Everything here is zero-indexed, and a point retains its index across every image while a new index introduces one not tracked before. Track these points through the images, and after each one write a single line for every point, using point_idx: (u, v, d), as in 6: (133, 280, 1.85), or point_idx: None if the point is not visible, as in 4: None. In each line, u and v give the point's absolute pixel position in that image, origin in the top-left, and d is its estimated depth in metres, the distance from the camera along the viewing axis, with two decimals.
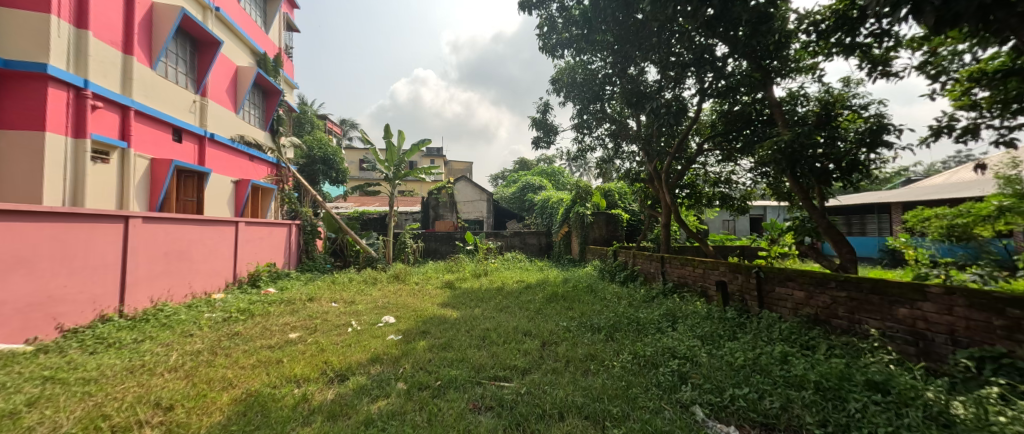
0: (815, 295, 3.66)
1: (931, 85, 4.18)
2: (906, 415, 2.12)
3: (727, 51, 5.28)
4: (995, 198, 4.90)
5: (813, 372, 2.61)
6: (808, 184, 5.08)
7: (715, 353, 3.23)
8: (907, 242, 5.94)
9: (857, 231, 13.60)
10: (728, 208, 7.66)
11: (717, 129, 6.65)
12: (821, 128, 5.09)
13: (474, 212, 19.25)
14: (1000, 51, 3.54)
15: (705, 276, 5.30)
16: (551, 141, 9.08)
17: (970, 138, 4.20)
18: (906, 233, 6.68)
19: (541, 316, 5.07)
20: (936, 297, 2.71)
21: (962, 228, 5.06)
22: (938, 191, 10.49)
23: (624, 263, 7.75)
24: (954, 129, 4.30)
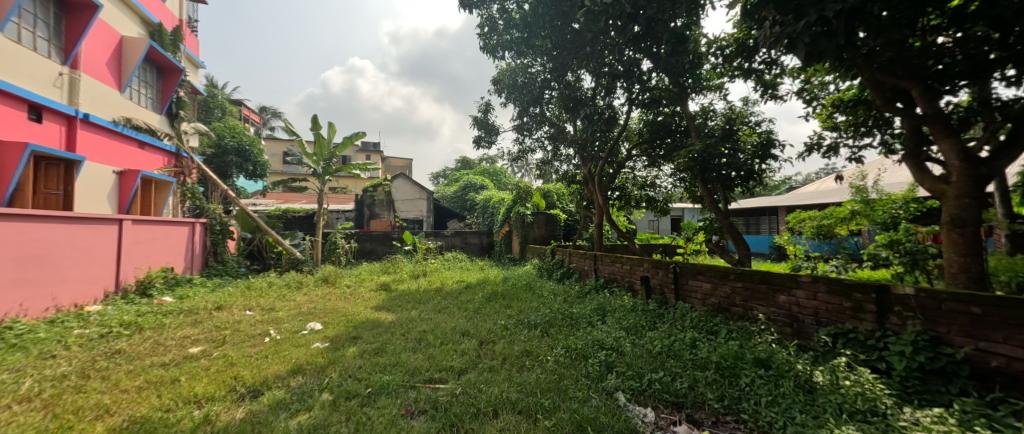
0: (718, 286, 4.16)
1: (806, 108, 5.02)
2: (782, 385, 2.53)
3: (651, 66, 5.83)
4: (849, 203, 6.05)
5: (715, 354, 2.98)
6: (715, 186, 5.88)
7: (637, 342, 3.53)
8: (789, 239, 7.00)
9: (754, 230, 15.76)
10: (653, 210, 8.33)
11: (643, 137, 7.23)
12: (726, 140, 5.79)
13: (412, 211, 18.59)
14: (853, 83, 4.36)
15: (631, 272, 5.74)
16: (491, 140, 9.12)
17: (833, 154, 5.11)
18: (790, 232, 7.91)
19: (479, 315, 5.08)
20: (806, 284, 3.27)
21: (828, 228, 6.13)
22: (811, 196, 12.53)
23: (560, 261, 8.07)
24: (822, 146, 5.20)
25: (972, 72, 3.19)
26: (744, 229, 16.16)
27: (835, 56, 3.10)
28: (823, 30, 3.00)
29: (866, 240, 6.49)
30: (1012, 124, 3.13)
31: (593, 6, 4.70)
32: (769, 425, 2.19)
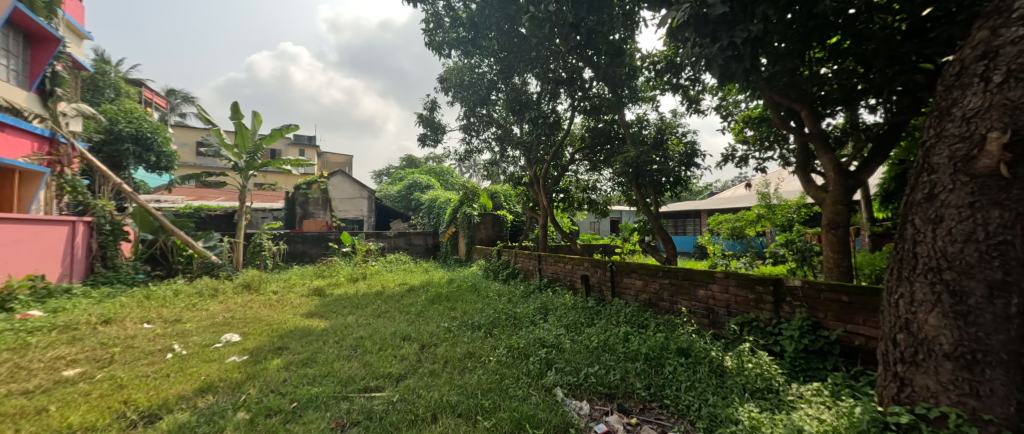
0: (648, 282, 4.50)
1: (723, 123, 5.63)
2: (699, 371, 2.81)
3: (592, 75, 6.15)
4: (756, 207, 6.91)
5: (644, 346, 3.22)
6: (648, 192, 6.39)
7: (575, 338, 3.68)
8: (709, 239, 7.80)
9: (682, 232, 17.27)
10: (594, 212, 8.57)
11: (584, 142, 7.56)
12: (657, 148, 6.28)
13: (351, 211, 17.41)
14: (758, 103, 4.98)
15: (572, 271, 5.97)
16: (438, 139, 8.92)
17: (744, 164, 5.78)
18: (710, 234, 8.80)
19: (422, 319, 4.94)
20: (719, 280, 3.66)
21: (739, 229, 6.95)
22: (727, 201, 14.02)
23: (506, 262, 8.15)
24: (735, 157, 5.87)
25: (846, 99, 3.82)
26: (673, 231, 17.59)
27: (743, 78, 3.53)
28: (733, 54, 3.38)
29: (769, 240, 7.45)
30: (872, 145, 3.80)
31: (537, 13, 4.83)
32: (687, 408, 2.42)
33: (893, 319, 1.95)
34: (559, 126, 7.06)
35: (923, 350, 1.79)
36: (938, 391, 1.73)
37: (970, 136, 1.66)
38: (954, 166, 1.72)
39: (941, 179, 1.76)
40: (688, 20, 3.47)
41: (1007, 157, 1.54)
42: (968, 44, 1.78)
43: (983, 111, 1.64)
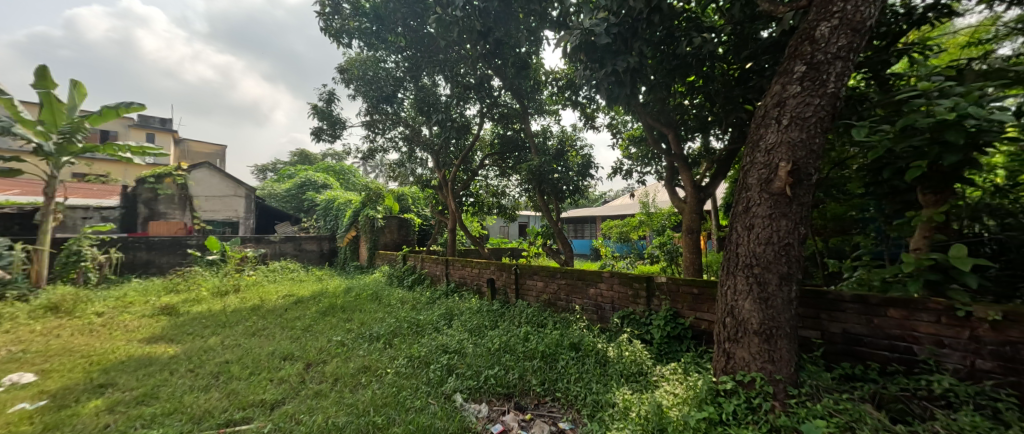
0: (548, 283, 4.80)
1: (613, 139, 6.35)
2: (586, 362, 3.10)
3: (500, 85, 6.36)
4: (639, 215, 7.92)
5: (542, 344, 3.41)
6: (551, 198, 6.90)
7: (479, 342, 3.71)
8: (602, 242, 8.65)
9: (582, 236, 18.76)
10: (502, 217, 8.60)
11: (493, 148, 7.69)
12: (557, 158, 6.75)
13: (219, 212, 14.45)
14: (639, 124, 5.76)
15: (479, 275, 6.00)
16: (336, 135, 8.12)
17: (629, 177, 6.60)
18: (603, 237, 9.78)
19: (309, 334, 4.40)
20: (606, 279, 4.10)
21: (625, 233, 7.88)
22: (618, 209, 15.72)
23: (412, 267, 7.79)
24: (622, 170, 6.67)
25: (701, 127, 4.67)
26: (573, 235, 18.96)
27: (625, 102, 4.04)
28: (616, 80, 3.85)
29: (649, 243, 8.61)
30: (717, 166, 4.73)
31: (444, 16, 4.79)
32: (575, 398, 2.65)
33: (722, 306, 2.42)
34: (470, 132, 7.07)
35: (741, 330, 2.26)
36: (750, 360, 2.21)
37: (770, 163, 2.19)
38: (760, 186, 2.23)
39: (753, 196, 2.26)
40: (581, 45, 3.85)
41: (790, 181, 2.10)
42: (768, 94, 2.35)
43: (777, 145, 2.18)
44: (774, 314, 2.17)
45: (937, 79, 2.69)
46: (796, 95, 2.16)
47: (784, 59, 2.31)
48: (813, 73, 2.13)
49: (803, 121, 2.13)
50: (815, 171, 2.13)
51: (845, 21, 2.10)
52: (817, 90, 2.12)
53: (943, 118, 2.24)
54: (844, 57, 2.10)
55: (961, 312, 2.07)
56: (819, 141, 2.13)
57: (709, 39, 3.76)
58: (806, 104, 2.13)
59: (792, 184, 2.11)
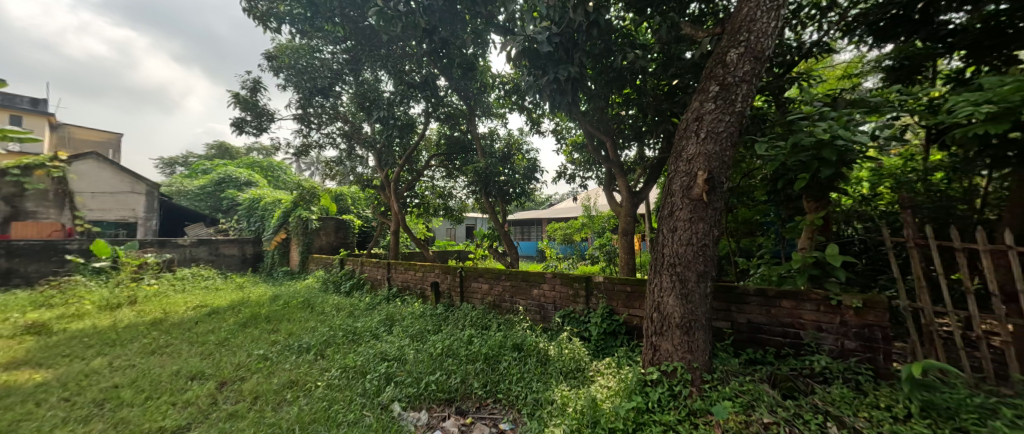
0: (493, 285, 4.80)
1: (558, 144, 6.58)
2: (528, 362, 3.16)
3: (447, 85, 6.27)
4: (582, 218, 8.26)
5: (485, 346, 3.40)
6: (498, 199, 6.95)
7: (421, 347, 3.59)
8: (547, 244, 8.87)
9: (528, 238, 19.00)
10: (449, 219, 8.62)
11: (439, 149, 7.53)
12: (502, 161, 6.80)
13: (109, 212, 12.22)
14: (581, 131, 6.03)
15: (423, 279, 5.82)
16: (263, 127, 7.38)
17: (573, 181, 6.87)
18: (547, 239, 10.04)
19: (225, 348, 3.93)
20: (549, 279, 4.21)
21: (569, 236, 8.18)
22: (563, 212, 16.23)
23: (350, 271, 7.32)
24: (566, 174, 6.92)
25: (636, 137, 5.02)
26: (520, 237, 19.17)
27: (567, 110, 4.21)
28: (558, 88, 4.01)
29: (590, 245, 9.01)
30: (649, 173, 5.12)
31: (386, 9, 4.60)
32: (516, 398, 2.68)
33: (650, 302, 2.61)
34: (414, 131, 6.85)
35: (665, 323, 2.46)
36: (672, 351, 2.42)
37: (690, 172, 2.42)
38: (682, 192, 2.45)
39: (676, 200, 2.48)
40: (525, 51, 3.94)
41: (706, 188, 2.34)
42: (689, 108, 2.60)
43: (695, 156, 2.42)
44: (693, 307, 2.39)
45: (819, 105, 3.19)
46: (711, 112, 2.42)
47: (702, 79, 2.58)
48: (724, 93, 2.41)
49: (717, 135, 2.39)
50: (726, 179, 2.40)
51: (749, 50, 2.40)
52: (728, 108, 2.39)
53: (822, 138, 2.67)
54: (748, 81, 2.40)
55: (834, 301, 2.48)
56: (729, 154, 2.41)
57: (642, 55, 4.06)
58: (719, 120, 2.39)
59: (708, 191, 2.36)
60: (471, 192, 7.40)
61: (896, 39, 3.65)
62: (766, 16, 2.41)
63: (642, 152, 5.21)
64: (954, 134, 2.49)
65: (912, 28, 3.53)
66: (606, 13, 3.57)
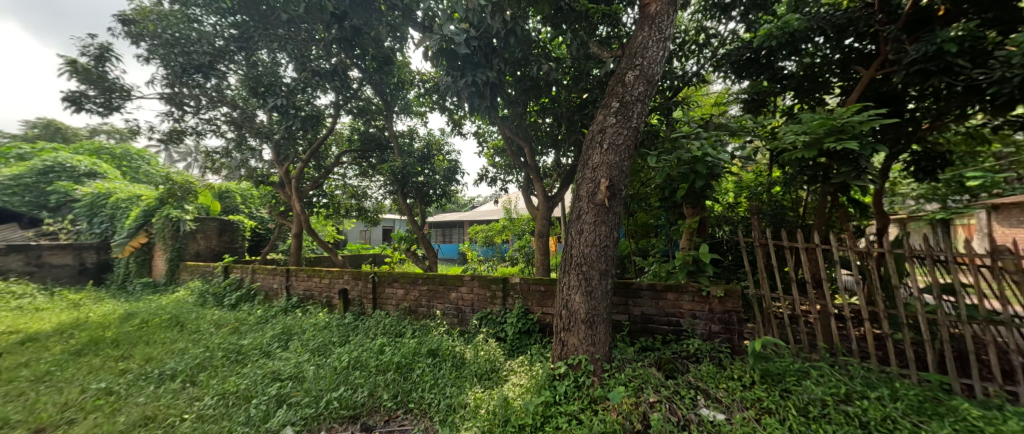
0: (409, 291, 4.58)
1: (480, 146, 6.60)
2: (442, 367, 3.09)
3: (359, 77, 5.77)
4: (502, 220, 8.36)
5: (397, 355, 3.23)
6: (416, 200, 6.69)
7: (324, 361, 3.26)
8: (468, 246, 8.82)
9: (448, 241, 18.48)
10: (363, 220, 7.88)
11: (351, 145, 6.91)
12: (421, 161, 6.55)
13: None
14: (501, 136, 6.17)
15: (330, 286, 5.29)
16: (113, 105, 6.00)
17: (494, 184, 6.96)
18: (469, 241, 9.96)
19: (47, 385, 3.05)
20: (467, 282, 4.18)
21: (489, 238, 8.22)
22: (484, 214, 16.23)
23: (237, 281, 6.31)
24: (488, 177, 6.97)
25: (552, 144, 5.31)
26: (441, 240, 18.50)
27: (486, 113, 4.24)
28: (476, 91, 4.03)
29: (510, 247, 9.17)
30: (564, 179, 5.45)
31: None
32: (429, 406, 2.60)
33: (559, 300, 2.76)
34: (321, 125, 6.19)
35: (572, 320, 2.63)
36: (578, 345, 2.60)
37: (595, 179, 2.64)
38: (588, 197, 2.66)
39: (582, 205, 2.68)
40: (442, 51, 3.88)
41: (607, 194, 2.58)
42: (595, 121, 2.83)
43: (599, 165, 2.65)
44: (595, 304, 2.61)
45: (696, 126, 3.76)
46: (613, 126, 2.67)
47: (605, 94, 2.84)
48: (623, 109, 2.68)
49: (617, 147, 2.65)
50: (624, 187, 2.68)
51: (643, 74, 2.72)
52: (626, 124, 2.67)
53: (698, 154, 3.17)
54: (642, 101, 2.71)
55: (705, 292, 2.95)
56: (627, 164, 2.68)
57: (555, 68, 4.31)
58: (619, 134, 2.66)
59: (609, 197, 2.60)
60: (387, 193, 6.97)
61: (751, 77, 4.57)
62: (656, 45, 2.76)
63: (557, 159, 5.52)
64: (786, 156, 3.17)
65: (761, 70, 4.44)
66: (522, 24, 3.71)
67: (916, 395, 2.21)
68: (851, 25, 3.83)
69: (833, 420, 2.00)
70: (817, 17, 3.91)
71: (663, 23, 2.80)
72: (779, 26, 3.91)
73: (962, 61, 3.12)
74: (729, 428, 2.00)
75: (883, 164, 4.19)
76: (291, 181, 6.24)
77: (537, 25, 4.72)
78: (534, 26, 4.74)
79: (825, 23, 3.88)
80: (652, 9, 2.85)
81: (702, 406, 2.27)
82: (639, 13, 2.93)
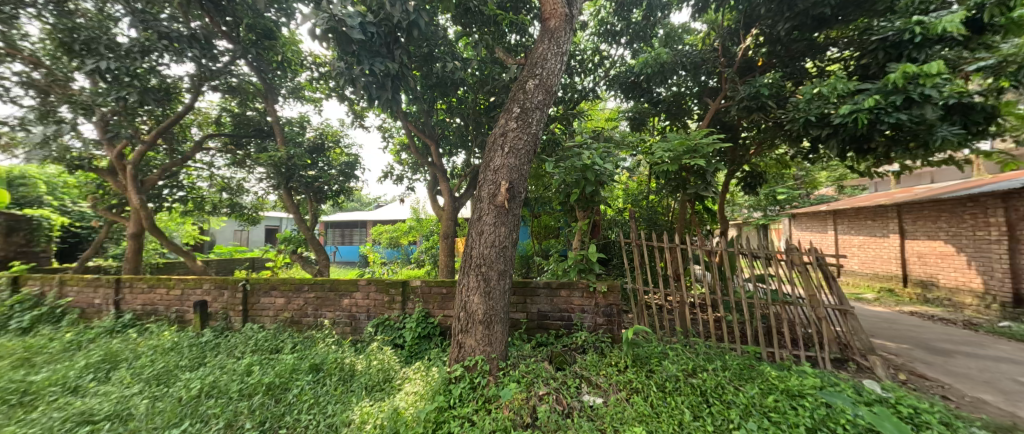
0: (291, 299, 4.00)
1: (384, 141, 6.19)
2: (326, 383, 2.78)
3: (229, 48, 4.58)
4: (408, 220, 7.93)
5: (269, 374, 2.79)
6: (305, 196, 5.92)
7: (164, 391, 2.63)
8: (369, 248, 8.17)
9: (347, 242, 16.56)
10: (236, 217, 6.46)
11: (220, 129, 5.60)
12: (312, 153, 5.81)
13: None
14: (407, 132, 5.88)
15: (182, 299, 4.31)
16: None
17: (399, 182, 6.59)
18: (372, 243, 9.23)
19: None
20: (362, 287, 3.83)
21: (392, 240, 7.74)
22: (390, 213, 15.18)
23: (32, 296, 4.70)
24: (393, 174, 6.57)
25: (461, 143, 5.29)
26: (338, 240, 16.62)
27: (386, 106, 3.97)
28: (375, 82, 3.72)
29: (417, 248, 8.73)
30: (471, 179, 5.45)
31: None
32: (305, 429, 2.30)
33: (457, 303, 2.73)
34: (176, 101, 4.78)
35: (469, 321, 2.63)
36: (474, 346, 2.61)
37: (496, 181, 2.69)
38: (489, 198, 2.69)
39: (484, 206, 2.70)
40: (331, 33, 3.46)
41: (507, 196, 2.64)
42: (497, 123, 2.88)
43: (500, 167, 2.70)
44: (493, 304, 2.64)
45: (588, 137, 4.16)
46: (514, 130, 2.76)
47: (507, 99, 2.92)
48: (524, 115, 2.79)
49: (517, 151, 2.73)
50: (524, 190, 2.77)
51: (542, 83, 2.87)
52: (526, 129, 2.77)
53: (589, 163, 3.49)
54: (541, 109, 2.85)
55: (592, 288, 3.25)
56: (527, 167, 2.78)
57: (461, 68, 4.26)
58: (519, 138, 2.75)
59: (509, 199, 2.66)
60: (269, 187, 5.92)
61: (634, 98, 5.28)
62: (554, 58, 2.94)
63: (468, 160, 5.49)
64: (657, 168, 3.71)
65: (642, 93, 5.19)
66: (425, 17, 3.58)
67: (739, 364, 2.78)
68: (704, 63, 4.70)
69: (683, 392, 2.39)
70: (681, 54, 4.69)
71: (560, 39, 3.00)
72: (653, 56, 4.56)
73: (772, 102, 4.06)
74: (604, 410, 2.24)
75: (725, 180, 5.21)
76: (132, 167, 4.59)
77: (446, 22, 4.63)
78: (443, 23, 4.65)
79: (686, 59, 4.68)
80: (551, 24, 3.03)
81: (584, 393, 2.49)
82: (540, 26, 3.09)
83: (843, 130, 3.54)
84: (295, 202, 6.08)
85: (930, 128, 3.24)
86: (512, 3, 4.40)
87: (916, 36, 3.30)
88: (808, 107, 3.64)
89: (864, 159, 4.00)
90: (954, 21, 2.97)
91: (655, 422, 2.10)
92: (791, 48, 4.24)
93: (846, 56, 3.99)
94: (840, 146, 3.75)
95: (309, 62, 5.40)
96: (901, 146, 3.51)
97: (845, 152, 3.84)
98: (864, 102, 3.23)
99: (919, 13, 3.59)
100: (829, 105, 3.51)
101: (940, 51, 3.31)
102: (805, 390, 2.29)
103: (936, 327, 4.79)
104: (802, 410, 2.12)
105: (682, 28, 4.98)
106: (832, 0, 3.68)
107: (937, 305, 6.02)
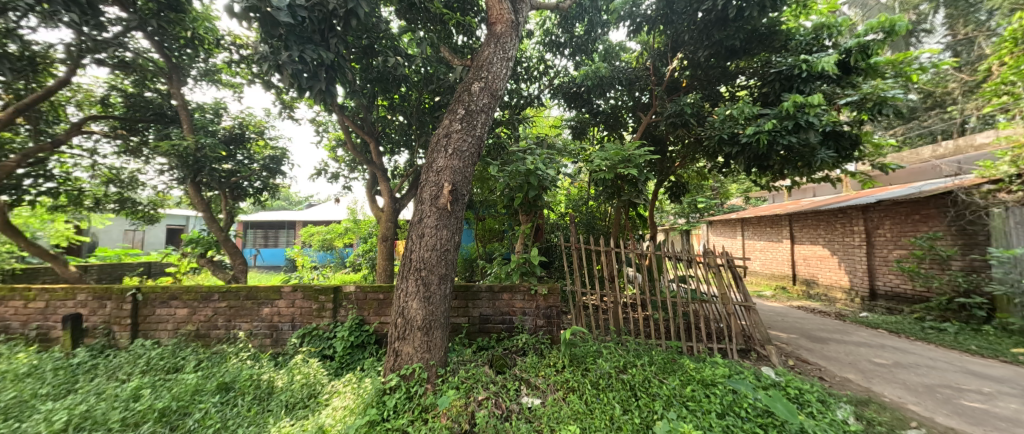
0: (197, 310, 3.49)
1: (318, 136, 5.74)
2: (237, 404, 2.47)
3: (121, 17, 3.84)
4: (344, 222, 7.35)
5: (163, 398, 2.40)
6: (219, 192, 5.24)
7: (14, 428, 2.12)
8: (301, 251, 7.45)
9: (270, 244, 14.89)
10: (126, 213, 5.49)
11: (107, 111, 4.72)
12: (228, 144, 5.17)
13: None
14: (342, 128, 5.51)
15: (46, 313, 3.54)
16: None
17: (335, 180, 6.15)
18: (302, 246, 8.43)
19: None
20: (286, 294, 3.48)
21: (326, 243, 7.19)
22: (323, 214, 13.98)
23: None
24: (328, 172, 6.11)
25: (404, 140, 5.16)
26: (260, 243, 14.87)
27: (319, 98, 3.67)
28: (305, 72, 3.42)
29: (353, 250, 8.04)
30: (413, 180, 5.32)
31: None
32: None
33: (394, 309, 2.60)
34: (43, 74, 3.89)
35: (407, 328, 2.52)
36: (413, 354, 2.50)
37: (438, 183, 2.62)
38: (431, 200, 2.61)
39: (425, 208, 2.61)
40: (255, 13, 3.10)
41: (450, 199, 2.59)
42: (443, 123, 2.81)
43: (443, 169, 2.64)
44: (433, 309, 2.56)
45: (531, 143, 4.28)
46: (458, 131, 2.72)
47: (452, 100, 2.87)
48: (468, 117, 2.76)
49: (461, 153, 2.68)
50: (467, 192, 2.72)
51: (488, 86, 2.87)
52: (471, 131, 2.74)
53: (532, 167, 3.57)
54: (486, 112, 2.82)
55: (533, 290, 3.31)
56: (471, 170, 2.74)
57: (403, 63, 4.10)
58: (463, 141, 2.71)
59: (452, 201, 2.60)
60: (172, 180, 5.10)
61: (577, 108, 5.56)
62: (500, 62, 2.95)
63: (410, 160, 5.32)
64: (594, 175, 3.91)
65: (583, 104, 5.48)
66: (365, 7, 3.31)
67: (663, 358, 3.03)
68: (637, 80, 5.17)
69: (614, 388, 2.53)
70: (617, 70, 5.06)
71: (506, 44, 3.02)
72: (593, 70, 4.86)
73: (694, 120, 4.52)
74: (542, 411, 2.29)
75: (655, 188, 5.68)
76: None
77: (390, 15, 4.47)
78: (387, 16, 4.48)
79: (622, 76, 5.09)
80: (497, 28, 3.05)
81: (523, 395, 2.54)
82: (487, 30, 3.09)
83: (748, 149, 4.06)
84: (208, 198, 5.35)
85: (813, 151, 3.85)
86: (458, 4, 4.35)
87: (803, 72, 3.91)
88: (721, 126, 4.11)
89: (764, 175, 4.61)
90: (830, 62, 3.56)
91: (589, 418, 2.20)
92: (709, 73, 4.77)
93: (751, 84, 4.58)
94: (746, 162, 4.29)
95: (229, 42, 4.83)
96: (791, 165, 4.12)
97: (750, 167, 4.40)
98: (765, 125, 3.74)
99: (805, 52, 4.22)
100: (737, 126, 4.00)
101: (819, 86, 3.94)
102: (716, 379, 2.56)
103: (816, 319, 5.66)
104: (713, 397, 2.36)
105: (619, 46, 5.35)
106: (740, 35, 4.21)
107: (817, 299, 7.14)
